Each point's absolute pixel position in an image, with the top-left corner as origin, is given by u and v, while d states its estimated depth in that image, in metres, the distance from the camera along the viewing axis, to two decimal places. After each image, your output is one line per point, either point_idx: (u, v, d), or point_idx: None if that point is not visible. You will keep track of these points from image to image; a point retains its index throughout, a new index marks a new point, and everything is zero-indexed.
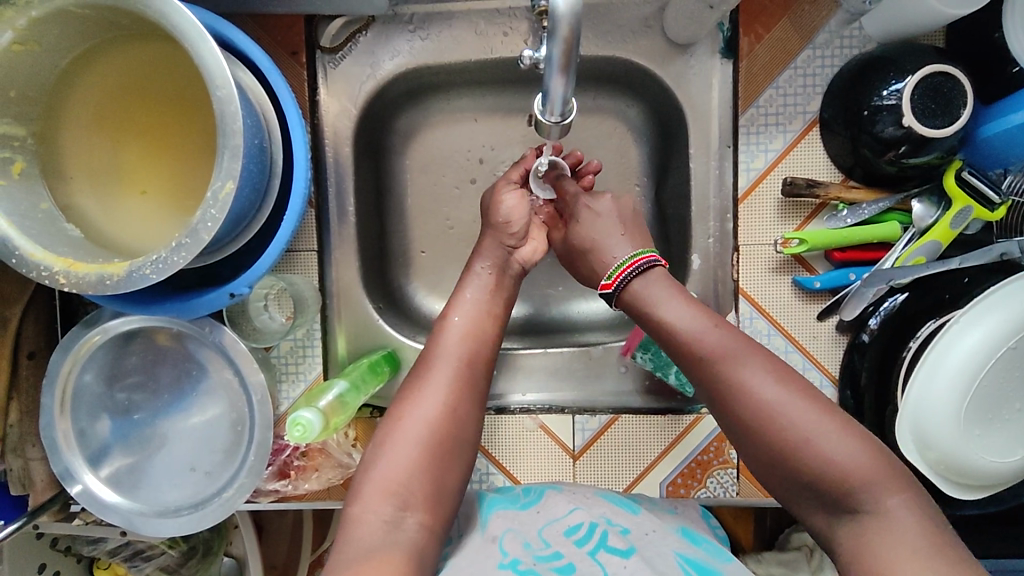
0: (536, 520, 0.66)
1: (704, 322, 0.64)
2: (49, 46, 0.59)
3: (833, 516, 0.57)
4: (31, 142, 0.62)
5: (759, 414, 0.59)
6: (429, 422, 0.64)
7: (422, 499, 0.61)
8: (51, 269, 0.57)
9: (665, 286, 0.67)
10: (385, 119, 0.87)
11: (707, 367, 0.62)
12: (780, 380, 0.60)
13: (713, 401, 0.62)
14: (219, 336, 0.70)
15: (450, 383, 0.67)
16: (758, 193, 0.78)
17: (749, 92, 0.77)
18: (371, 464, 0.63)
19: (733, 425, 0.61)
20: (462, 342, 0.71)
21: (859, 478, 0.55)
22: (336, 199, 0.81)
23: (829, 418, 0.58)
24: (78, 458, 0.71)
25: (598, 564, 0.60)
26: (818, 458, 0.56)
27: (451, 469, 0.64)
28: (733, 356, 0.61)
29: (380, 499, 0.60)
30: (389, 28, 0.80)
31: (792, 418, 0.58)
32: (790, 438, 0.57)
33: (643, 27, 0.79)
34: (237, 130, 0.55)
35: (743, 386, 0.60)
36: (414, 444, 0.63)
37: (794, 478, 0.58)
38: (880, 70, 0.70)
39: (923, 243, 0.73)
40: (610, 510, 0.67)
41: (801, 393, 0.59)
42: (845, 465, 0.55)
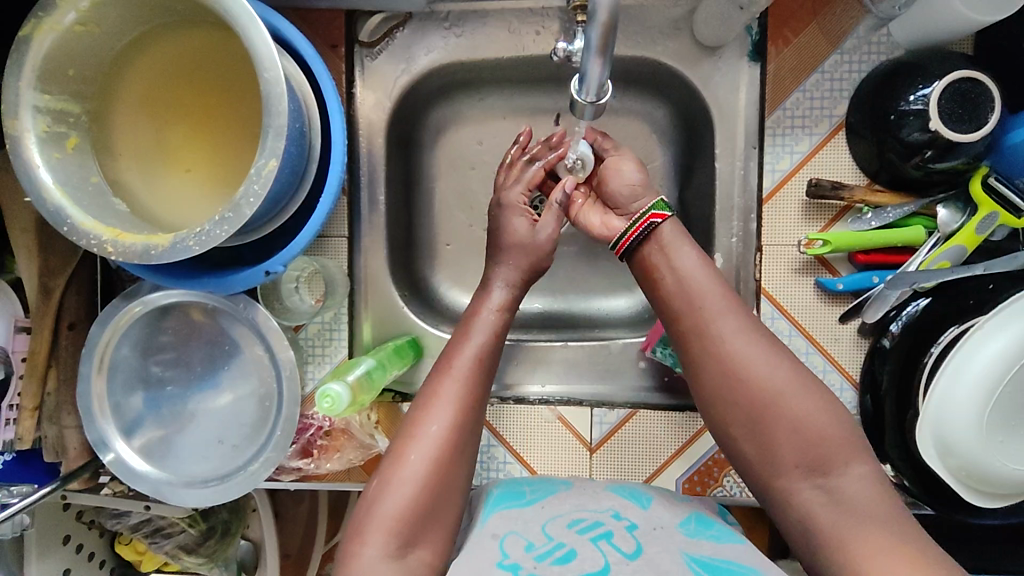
0: (538, 517, 0.65)
1: (707, 271, 0.67)
2: (107, 28, 0.62)
3: (809, 481, 0.59)
4: (85, 120, 0.65)
5: (747, 372, 0.62)
6: (431, 462, 0.64)
7: (427, 535, 0.62)
8: (99, 239, 0.59)
9: (680, 236, 0.69)
10: (417, 113, 0.89)
11: (707, 314, 0.65)
12: (769, 344, 0.64)
13: (702, 357, 0.64)
14: (252, 313, 0.73)
15: (452, 421, 0.66)
16: (783, 194, 0.78)
17: (776, 94, 0.78)
18: (373, 502, 0.62)
19: (719, 379, 0.63)
20: (469, 375, 0.68)
21: (833, 440, 0.60)
22: (367, 188, 0.84)
23: (809, 381, 0.63)
24: (112, 427, 0.73)
25: (600, 551, 0.60)
26: (799, 417, 0.60)
27: (450, 504, 0.64)
28: (728, 313, 0.65)
29: (384, 539, 0.60)
30: (425, 25, 0.83)
31: (779, 377, 0.62)
32: (772, 393, 0.61)
33: (673, 29, 0.81)
34: (282, 112, 0.57)
35: (737, 341, 0.63)
36: (419, 484, 0.62)
37: (772, 438, 0.61)
38: (908, 75, 0.71)
39: (948, 247, 0.73)
40: (619, 504, 0.68)
41: (785, 356, 0.63)
42: (822, 426, 0.60)
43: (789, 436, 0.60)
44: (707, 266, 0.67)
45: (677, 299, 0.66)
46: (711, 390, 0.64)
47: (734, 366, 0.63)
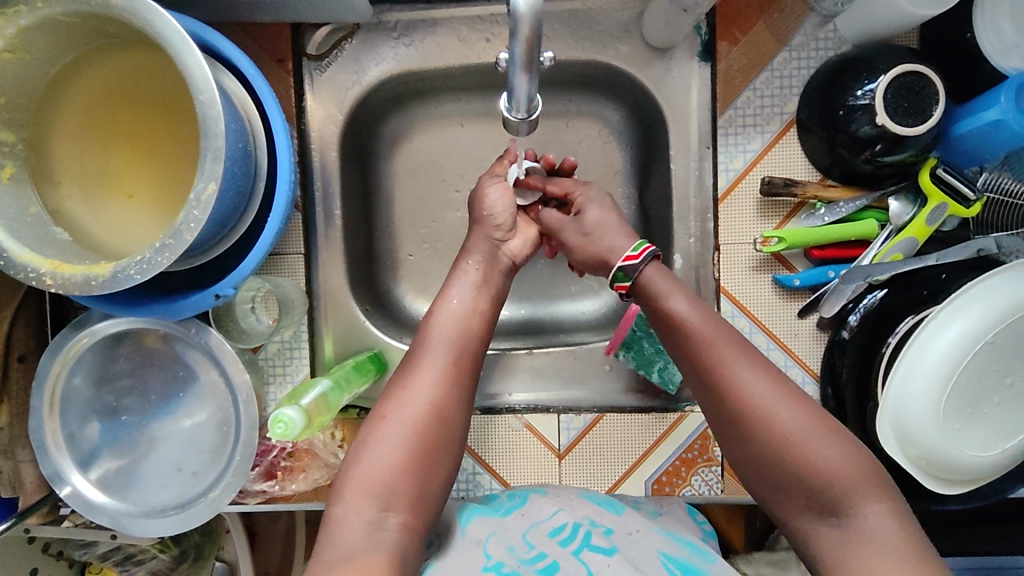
0: (520, 523, 0.67)
1: (701, 317, 0.66)
2: (37, 54, 0.60)
3: (819, 516, 0.58)
4: (21, 147, 0.63)
5: (748, 412, 0.61)
6: (414, 424, 0.65)
7: (405, 501, 0.62)
8: (38, 271, 0.57)
9: (670, 282, 0.69)
10: (372, 125, 0.89)
11: (703, 364, 0.64)
12: (773, 382, 0.62)
13: (704, 391, 0.64)
14: (205, 338, 0.70)
15: (434, 384, 0.67)
16: (737, 193, 0.78)
17: (727, 94, 0.78)
18: (355, 465, 0.63)
19: (721, 418, 0.63)
20: (448, 339, 0.70)
21: (844, 480, 0.57)
22: (322, 203, 0.83)
23: (819, 420, 0.60)
24: (67, 461, 0.71)
25: (582, 562, 0.61)
26: (806, 458, 0.58)
27: (436, 468, 0.65)
28: (727, 351, 0.63)
29: (364, 502, 0.61)
30: (374, 36, 0.82)
31: (784, 417, 0.60)
32: (780, 437, 0.60)
33: (623, 31, 0.81)
34: (219, 133, 0.56)
35: (740, 383, 0.62)
36: (397, 444, 0.64)
37: (782, 478, 0.60)
38: (854, 70, 0.72)
39: (901, 239, 0.74)
40: (594, 511, 0.68)
41: (791, 396, 0.61)
42: (831, 470, 0.58)
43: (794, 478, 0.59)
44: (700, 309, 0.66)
45: (673, 343, 0.67)
46: (720, 432, 0.64)
47: (734, 407, 0.62)
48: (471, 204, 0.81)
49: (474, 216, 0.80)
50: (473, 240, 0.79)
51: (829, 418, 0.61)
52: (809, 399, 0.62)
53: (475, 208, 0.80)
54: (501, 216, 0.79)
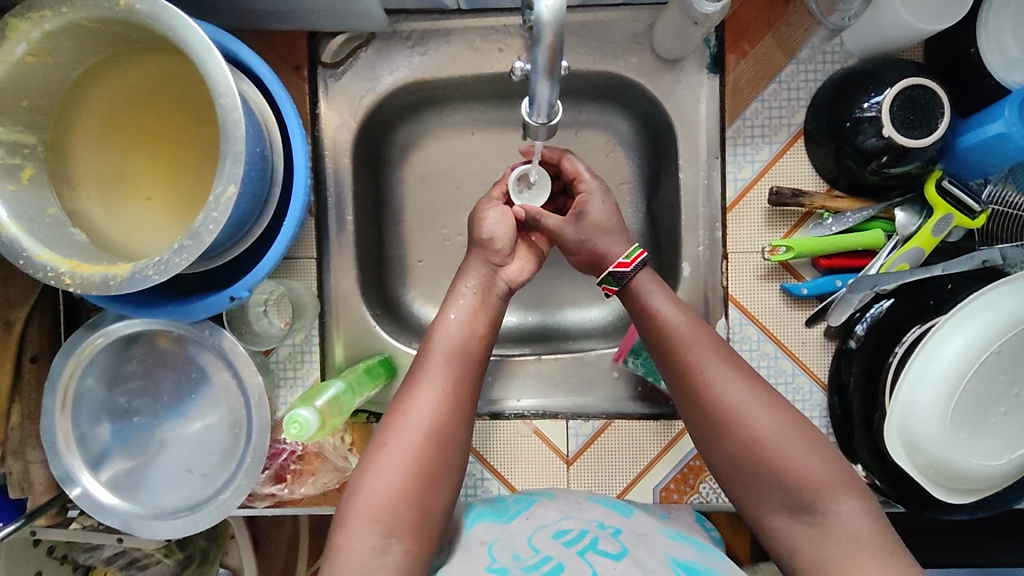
0: (525, 528, 0.66)
1: (684, 319, 0.69)
2: (60, 58, 0.61)
3: (790, 514, 0.61)
4: (41, 150, 0.64)
5: (725, 412, 0.64)
6: (414, 449, 0.66)
7: (407, 527, 0.63)
8: (56, 271, 0.58)
9: (657, 288, 0.72)
10: (384, 133, 0.90)
11: (680, 365, 0.67)
12: (749, 383, 0.65)
13: (682, 391, 0.67)
14: (219, 339, 0.71)
15: (433, 408, 0.68)
16: (745, 202, 0.80)
17: (736, 105, 0.79)
18: (357, 491, 0.64)
19: (698, 419, 0.65)
20: (445, 366, 0.71)
21: (814, 479, 0.60)
22: (335, 208, 0.84)
23: (792, 421, 0.63)
24: (78, 462, 0.71)
25: (587, 562, 0.60)
26: (779, 457, 0.61)
27: (438, 493, 0.65)
28: (706, 350, 0.66)
29: (366, 528, 0.62)
30: (388, 45, 0.83)
31: (759, 419, 0.63)
32: (754, 437, 0.62)
33: (634, 43, 0.82)
34: (239, 137, 0.57)
35: (716, 384, 0.64)
36: (398, 471, 0.64)
37: (754, 476, 0.62)
38: (861, 84, 0.73)
39: (907, 250, 0.74)
40: (602, 513, 0.69)
41: (766, 396, 0.64)
42: (804, 468, 0.61)
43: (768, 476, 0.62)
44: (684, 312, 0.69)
45: (655, 344, 0.69)
46: (695, 430, 0.66)
47: (711, 407, 0.64)
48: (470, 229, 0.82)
49: (471, 241, 0.81)
50: (471, 264, 0.80)
51: (802, 418, 0.64)
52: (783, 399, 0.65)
53: (473, 232, 0.81)
54: (500, 243, 0.80)
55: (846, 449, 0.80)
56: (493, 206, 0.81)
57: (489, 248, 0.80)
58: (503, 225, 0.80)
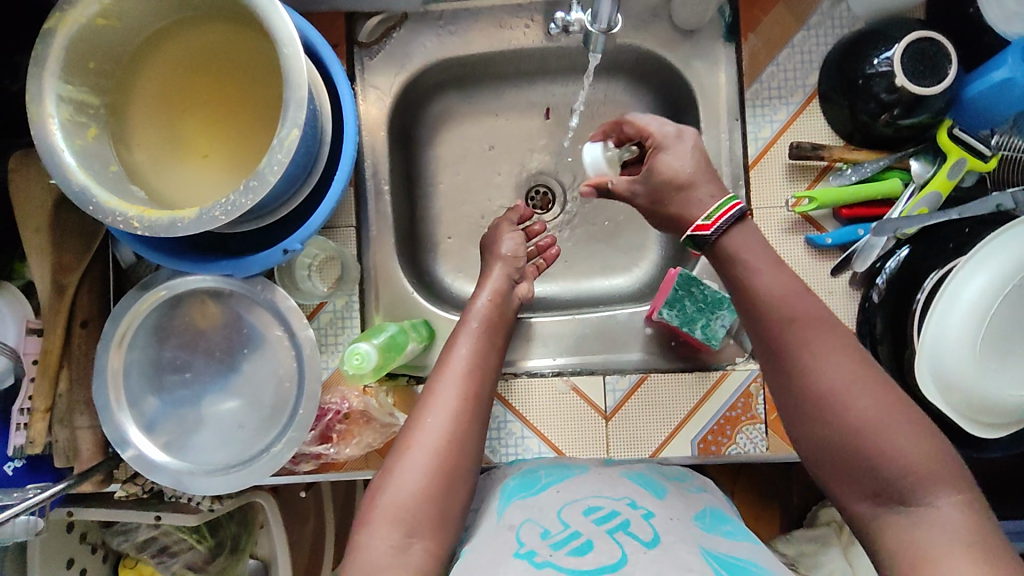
0: (555, 503, 0.63)
1: (787, 285, 0.61)
2: (126, 22, 0.65)
3: (876, 502, 0.56)
4: (103, 112, 0.67)
5: (823, 390, 0.58)
6: (435, 450, 0.65)
7: (429, 527, 0.62)
8: (125, 215, 0.60)
9: (758, 248, 0.64)
10: (416, 111, 0.94)
11: (776, 336, 0.60)
12: (855, 361, 0.58)
13: (777, 365, 0.61)
14: (271, 294, 0.73)
15: (453, 413, 0.68)
16: (767, 159, 0.84)
17: (753, 69, 0.84)
18: (378, 492, 0.64)
19: (791, 395, 0.60)
20: (464, 375, 0.71)
21: (916, 471, 0.54)
22: (372, 179, 0.87)
23: (896, 406, 0.56)
24: (129, 421, 0.73)
25: (617, 543, 0.57)
26: (879, 444, 0.55)
27: (457, 495, 0.65)
28: (806, 323, 0.60)
29: (387, 527, 0.61)
30: (421, 25, 0.88)
31: (860, 402, 0.56)
32: (855, 421, 0.56)
33: (652, 16, 0.87)
34: (302, 83, 0.60)
35: (812, 366, 0.58)
36: (420, 472, 0.64)
37: (850, 462, 0.56)
38: (871, 42, 0.78)
39: (924, 195, 0.78)
40: (635, 492, 0.65)
41: (873, 378, 0.57)
42: (909, 461, 0.54)
43: (867, 465, 0.55)
44: (787, 276, 0.62)
45: (750, 313, 0.63)
46: (785, 406, 0.61)
47: (806, 385, 0.58)
48: (488, 245, 0.86)
49: (489, 255, 0.85)
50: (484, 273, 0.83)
51: (911, 406, 0.57)
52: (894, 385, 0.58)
53: (489, 249, 0.85)
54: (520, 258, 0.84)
55: None
56: (510, 227, 0.86)
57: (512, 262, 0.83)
58: (517, 246, 0.84)
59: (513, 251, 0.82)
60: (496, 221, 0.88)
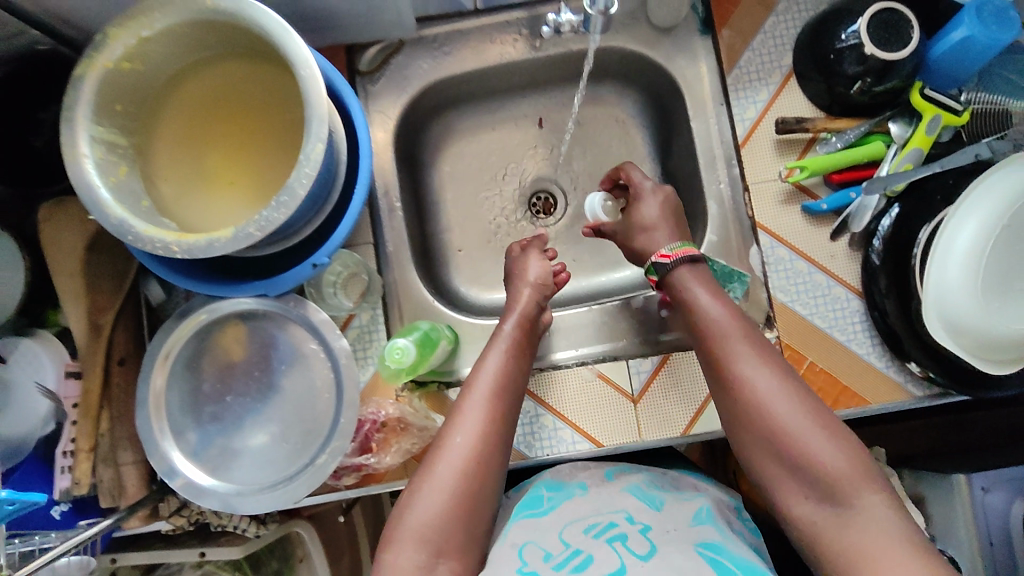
0: (556, 522, 0.68)
1: (726, 314, 0.72)
2: (148, 65, 0.69)
3: (818, 504, 0.62)
4: (132, 152, 0.71)
5: (759, 405, 0.65)
6: (461, 471, 0.67)
7: (455, 548, 0.65)
8: (165, 241, 0.64)
9: (697, 280, 0.76)
10: (417, 132, 0.99)
11: (716, 354, 0.70)
12: (784, 380, 0.66)
13: (720, 385, 0.69)
14: (304, 309, 0.76)
15: (478, 435, 0.70)
16: (755, 138, 0.89)
17: (731, 57, 0.90)
18: (405, 510, 0.66)
19: (734, 409, 0.67)
20: (490, 397, 0.73)
21: (841, 473, 0.61)
22: (384, 196, 0.90)
23: (822, 416, 0.64)
24: (174, 449, 0.74)
25: (616, 553, 0.63)
26: (809, 450, 0.62)
27: (480, 514, 0.67)
28: (745, 348, 0.69)
29: (414, 548, 0.63)
30: (416, 50, 0.94)
31: (784, 412, 0.64)
32: (784, 427, 0.64)
33: (631, 19, 0.93)
34: (322, 101, 0.65)
35: (748, 378, 0.67)
36: (444, 492, 0.66)
37: (784, 465, 0.64)
38: (837, 18, 0.83)
39: (908, 151, 0.83)
40: (634, 505, 0.69)
41: (800, 393, 0.66)
42: (833, 465, 0.61)
43: (796, 467, 0.63)
44: (723, 306, 0.72)
45: (697, 334, 0.73)
46: (729, 419, 0.68)
47: (747, 402, 0.66)
48: (513, 268, 0.87)
49: (514, 278, 0.86)
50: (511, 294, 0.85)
51: (836, 420, 0.64)
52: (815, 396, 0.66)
53: (515, 274, 0.87)
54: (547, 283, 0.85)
55: (896, 350, 0.84)
56: (535, 253, 0.87)
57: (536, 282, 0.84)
58: (543, 273, 0.85)
59: (540, 278, 0.84)
60: (521, 245, 0.90)
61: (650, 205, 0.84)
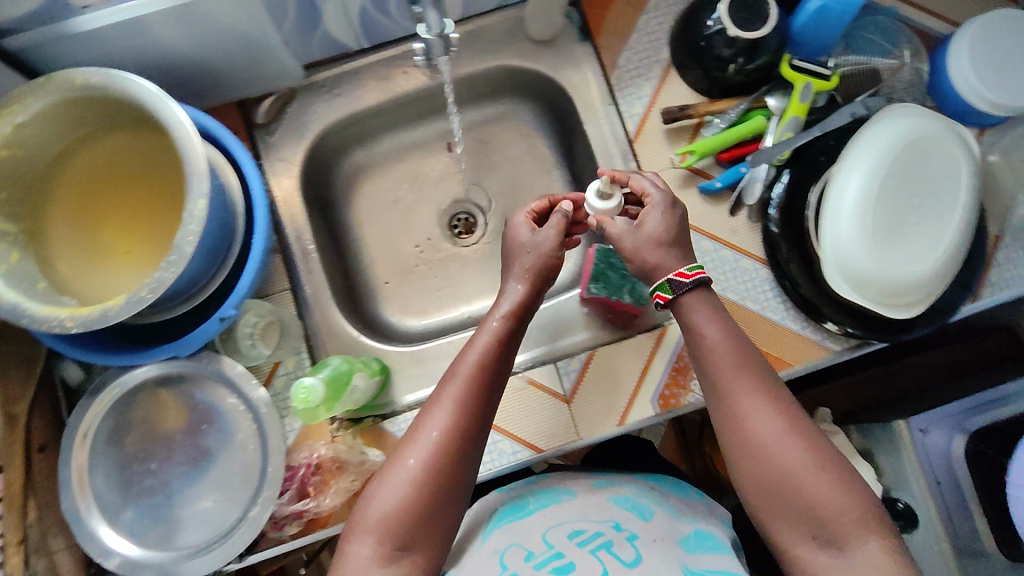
0: (540, 525, 0.70)
1: (727, 346, 0.69)
2: (27, 149, 0.69)
3: (816, 545, 0.62)
4: (22, 237, 0.71)
5: (759, 446, 0.65)
6: (427, 463, 0.65)
7: (422, 540, 0.64)
8: (59, 318, 0.63)
9: (704, 305, 0.70)
10: (325, 174, 1.00)
11: (717, 389, 0.68)
12: (788, 419, 0.65)
13: (725, 419, 0.68)
14: (218, 364, 0.76)
15: (448, 428, 0.67)
16: (645, 131, 0.92)
17: (609, 60, 0.94)
18: (370, 497, 0.66)
19: (738, 444, 0.66)
20: (467, 385, 0.68)
21: (841, 514, 0.61)
22: (296, 241, 0.90)
23: (824, 456, 0.64)
24: (103, 525, 0.74)
25: (598, 560, 0.64)
26: (809, 490, 0.62)
27: (450, 503, 0.66)
28: (745, 386, 0.67)
29: (375, 536, 0.63)
30: (310, 95, 0.95)
31: (789, 454, 0.64)
32: (785, 469, 0.63)
33: (512, 37, 0.97)
34: (199, 156, 0.65)
35: (749, 419, 0.66)
36: (406, 485, 0.64)
37: (785, 505, 0.63)
38: (701, 8, 0.87)
39: (787, 120, 0.86)
40: (620, 515, 0.72)
41: (804, 434, 0.65)
42: (834, 505, 0.62)
43: (798, 508, 0.63)
44: (725, 337, 0.69)
45: (698, 366, 0.70)
46: (732, 453, 0.67)
47: (750, 438, 0.65)
48: (517, 230, 0.78)
49: (519, 241, 0.77)
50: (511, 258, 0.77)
51: (841, 460, 0.64)
52: (822, 437, 0.65)
53: (515, 243, 0.77)
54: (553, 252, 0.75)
55: (812, 313, 0.85)
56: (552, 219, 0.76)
57: (538, 248, 0.75)
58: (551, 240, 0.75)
59: (547, 245, 0.74)
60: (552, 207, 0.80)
61: (657, 215, 0.72)
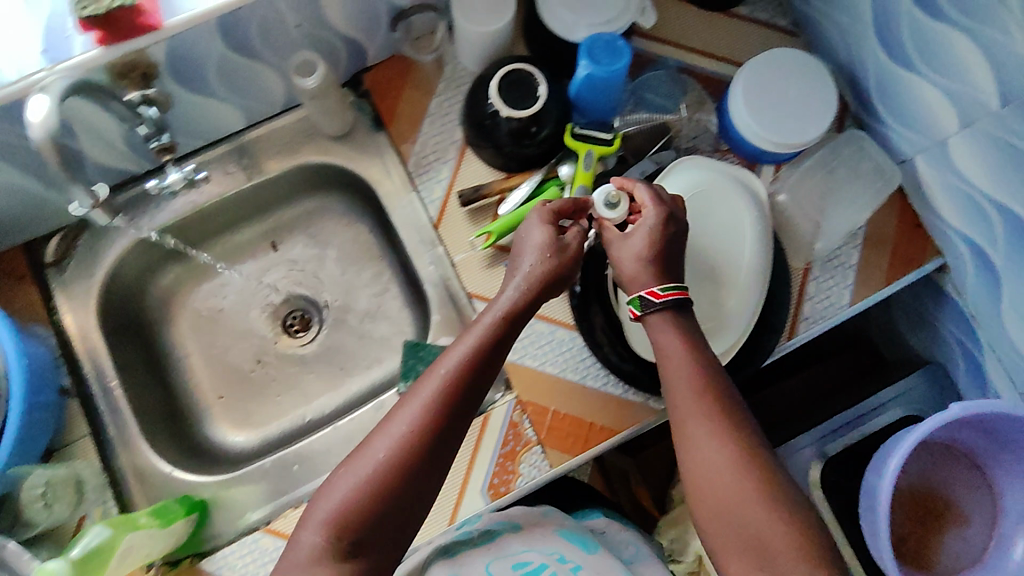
0: (485, 554, 0.76)
1: (691, 368, 0.68)
2: None
3: None
4: None
5: (712, 468, 0.63)
6: (398, 461, 0.60)
7: (372, 547, 0.59)
8: None
9: (670, 334, 0.70)
10: (134, 298, 0.96)
11: (679, 412, 0.66)
12: (743, 449, 0.63)
13: (682, 441, 0.66)
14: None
15: (429, 422, 0.62)
16: (446, 215, 0.90)
17: (405, 146, 0.92)
18: (326, 490, 0.61)
19: (692, 468, 0.64)
20: (461, 371, 0.64)
21: (785, 545, 0.58)
22: (95, 378, 0.87)
23: (773, 490, 0.61)
24: None
25: None
26: (755, 519, 0.60)
27: (408, 514, 0.61)
28: (706, 411, 0.65)
29: (325, 529, 0.58)
30: (101, 224, 0.91)
31: (738, 480, 0.61)
32: (738, 497, 0.61)
33: (307, 136, 0.95)
34: None
35: (699, 444, 0.64)
36: (368, 477, 0.60)
37: (737, 534, 0.60)
38: (478, 87, 0.86)
39: (575, 189, 0.85)
40: (565, 546, 0.79)
41: (761, 466, 0.62)
42: (780, 536, 0.58)
43: (746, 539, 0.60)
44: (693, 360, 0.68)
45: (666, 390, 0.69)
46: (688, 476, 0.65)
47: (706, 461, 0.63)
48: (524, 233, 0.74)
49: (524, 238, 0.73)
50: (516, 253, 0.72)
51: (790, 493, 0.62)
52: (778, 470, 0.63)
53: (522, 243, 0.73)
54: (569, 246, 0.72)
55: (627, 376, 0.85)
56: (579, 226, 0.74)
57: (559, 252, 0.71)
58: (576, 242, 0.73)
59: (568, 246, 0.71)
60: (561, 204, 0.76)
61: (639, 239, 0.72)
